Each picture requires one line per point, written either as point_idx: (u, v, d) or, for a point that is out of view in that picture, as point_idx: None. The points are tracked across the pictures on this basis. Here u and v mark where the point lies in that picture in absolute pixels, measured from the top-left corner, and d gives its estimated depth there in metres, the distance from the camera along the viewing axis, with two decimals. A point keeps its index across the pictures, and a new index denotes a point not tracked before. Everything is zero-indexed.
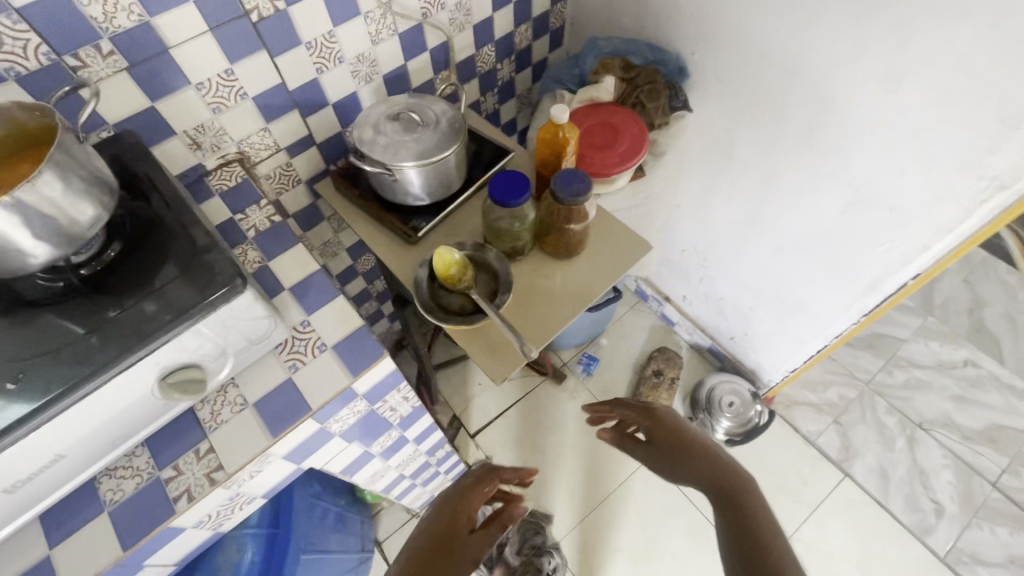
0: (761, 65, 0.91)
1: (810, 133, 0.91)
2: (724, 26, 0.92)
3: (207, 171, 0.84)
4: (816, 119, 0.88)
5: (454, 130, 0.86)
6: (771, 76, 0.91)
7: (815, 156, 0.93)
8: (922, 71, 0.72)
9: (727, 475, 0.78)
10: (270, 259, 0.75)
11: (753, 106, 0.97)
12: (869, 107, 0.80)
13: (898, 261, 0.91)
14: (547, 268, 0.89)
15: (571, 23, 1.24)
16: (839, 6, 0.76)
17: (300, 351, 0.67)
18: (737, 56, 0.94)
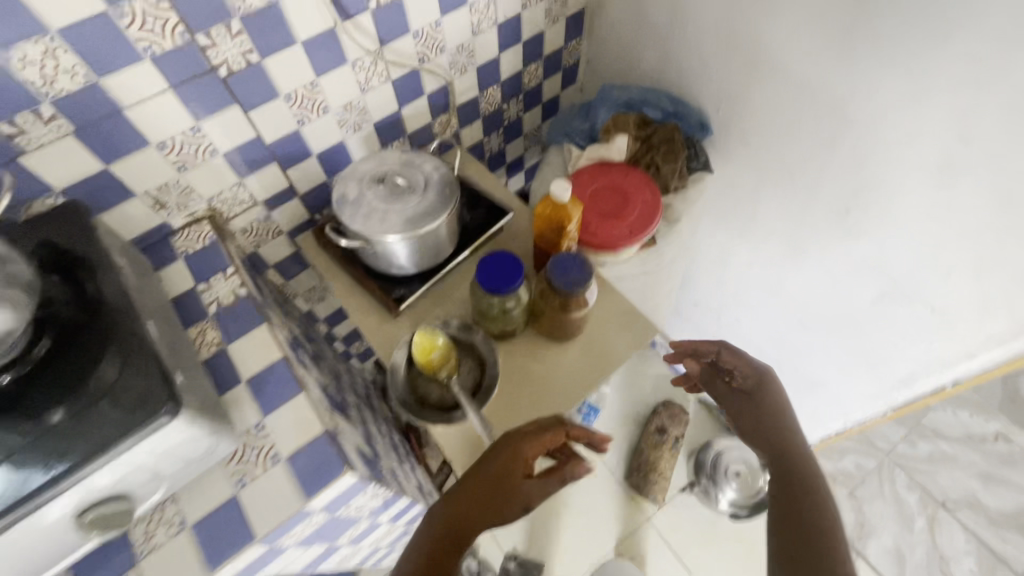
0: (795, 133, 0.81)
1: (845, 213, 0.80)
2: (755, 88, 0.82)
3: (173, 231, 0.77)
4: (861, 202, 0.78)
5: (444, 198, 0.78)
6: (806, 145, 0.80)
7: (849, 239, 0.82)
8: (984, 170, 0.62)
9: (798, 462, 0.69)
10: (230, 342, 0.68)
11: (782, 175, 0.87)
12: (919, 198, 0.70)
13: (937, 361, 0.81)
14: (542, 352, 0.79)
15: (587, 60, 1.14)
16: (893, 84, 0.66)
17: (250, 462, 0.60)
18: (774, 120, 0.83)
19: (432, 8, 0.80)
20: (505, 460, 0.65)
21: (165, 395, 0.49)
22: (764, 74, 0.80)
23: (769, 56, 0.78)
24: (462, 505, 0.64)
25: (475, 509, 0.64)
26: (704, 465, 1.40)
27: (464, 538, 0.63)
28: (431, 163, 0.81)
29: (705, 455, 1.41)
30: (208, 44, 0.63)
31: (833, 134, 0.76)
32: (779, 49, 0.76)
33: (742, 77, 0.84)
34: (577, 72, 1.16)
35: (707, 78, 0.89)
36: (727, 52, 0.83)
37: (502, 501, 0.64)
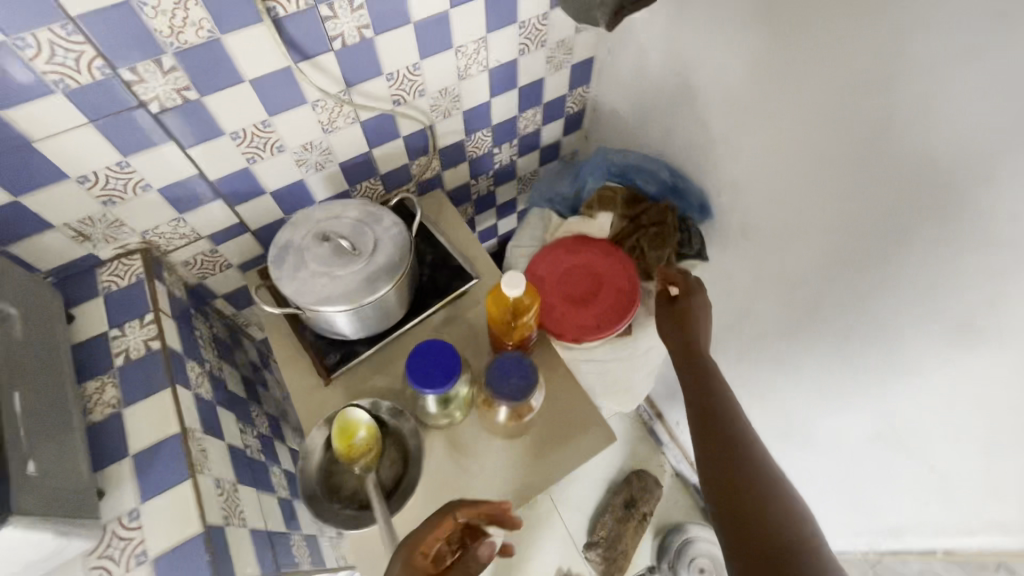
0: (798, 241, 0.69)
1: (845, 339, 0.68)
2: (762, 178, 0.71)
3: (100, 262, 0.71)
4: (870, 338, 0.65)
5: (392, 266, 0.70)
6: (807, 256, 0.69)
7: (848, 368, 0.70)
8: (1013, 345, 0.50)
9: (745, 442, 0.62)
10: (128, 404, 0.62)
11: (779, 280, 0.75)
12: (930, 350, 0.58)
13: (932, 518, 0.72)
14: (478, 448, 0.72)
15: (594, 109, 1.04)
16: (913, 217, 0.54)
17: (113, 558, 0.54)
18: (784, 221, 0.70)
19: (409, 50, 0.72)
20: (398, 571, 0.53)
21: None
22: (781, 168, 0.67)
23: (795, 150, 0.64)
24: None
25: None
26: (668, 550, 1.33)
27: None
28: (387, 223, 0.74)
29: (673, 539, 1.34)
30: (133, 79, 0.56)
31: (850, 253, 0.63)
32: (813, 146, 0.62)
33: (756, 166, 0.71)
34: (582, 119, 1.07)
35: (720, 158, 0.76)
36: (747, 133, 0.70)
37: None
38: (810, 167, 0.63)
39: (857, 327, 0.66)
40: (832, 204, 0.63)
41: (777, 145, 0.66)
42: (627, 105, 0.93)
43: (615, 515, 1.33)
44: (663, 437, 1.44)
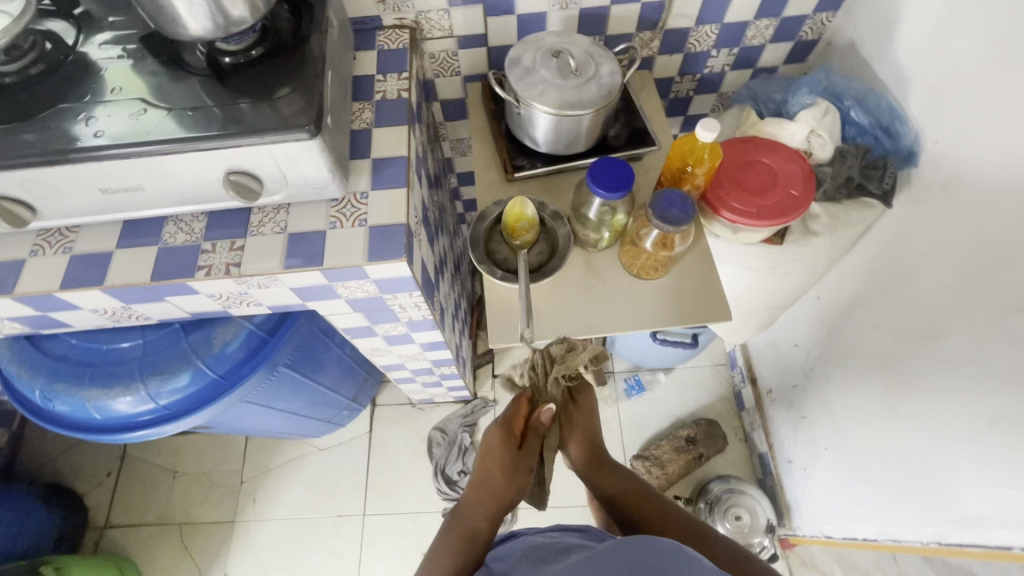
0: (977, 153, 0.73)
1: (978, 257, 0.73)
2: (965, 86, 0.74)
3: (382, 27, 0.90)
4: (1000, 334, 0.69)
5: (600, 95, 0.80)
6: (978, 173, 0.72)
7: (971, 289, 0.74)
8: None
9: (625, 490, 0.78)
10: (376, 126, 0.81)
11: (945, 213, 0.78)
12: None
13: (981, 420, 0.72)
14: (609, 275, 0.82)
15: (828, 43, 1.02)
16: None
17: (344, 215, 0.73)
18: (984, 135, 0.71)
19: None
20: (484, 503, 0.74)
21: (309, 120, 0.62)
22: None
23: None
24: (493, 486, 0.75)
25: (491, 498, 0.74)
26: (708, 492, 1.34)
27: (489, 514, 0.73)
28: (609, 63, 0.83)
29: (715, 486, 1.34)
30: None
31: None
32: None
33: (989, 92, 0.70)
34: (809, 52, 1.06)
35: (974, 113, 0.72)
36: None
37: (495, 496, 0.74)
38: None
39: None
40: None
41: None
42: (872, 37, 0.90)
43: (674, 443, 1.39)
44: (746, 402, 1.45)
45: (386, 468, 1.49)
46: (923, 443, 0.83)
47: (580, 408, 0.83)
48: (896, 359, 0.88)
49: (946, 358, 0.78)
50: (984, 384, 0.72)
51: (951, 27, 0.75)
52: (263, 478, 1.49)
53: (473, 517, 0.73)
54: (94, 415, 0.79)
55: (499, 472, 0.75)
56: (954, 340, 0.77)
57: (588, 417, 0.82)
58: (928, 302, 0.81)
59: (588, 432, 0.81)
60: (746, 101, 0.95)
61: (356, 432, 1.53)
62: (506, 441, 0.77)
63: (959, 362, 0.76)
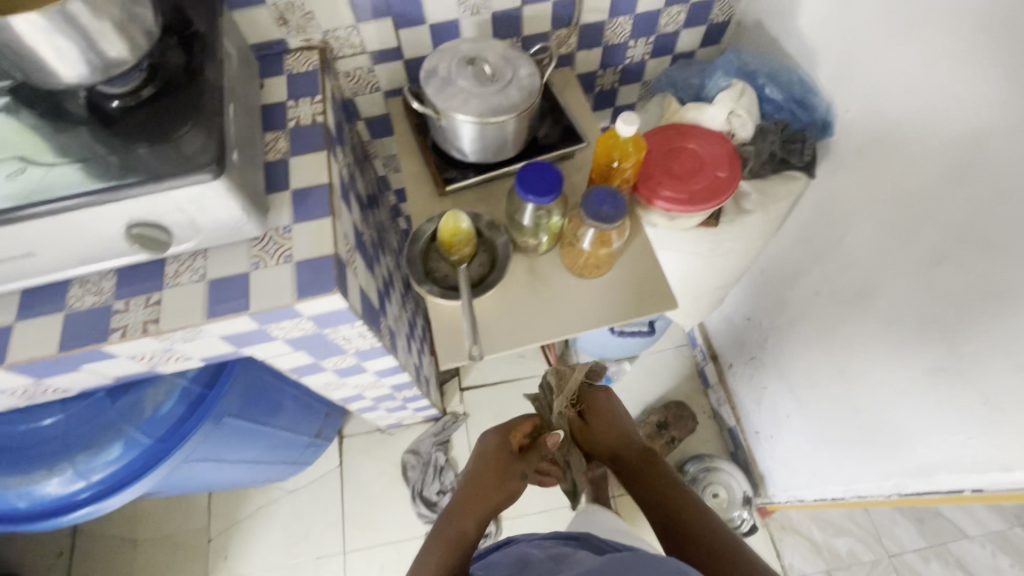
0: (886, 116, 0.75)
1: (898, 217, 0.76)
2: (868, 52, 0.76)
3: (289, 50, 0.86)
4: (928, 288, 0.72)
5: (521, 98, 0.78)
6: (890, 136, 0.75)
7: (897, 248, 0.76)
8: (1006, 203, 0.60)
9: (656, 491, 0.83)
10: (292, 155, 0.77)
11: (865, 177, 0.80)
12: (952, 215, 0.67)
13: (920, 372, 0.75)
14: (554, 279, 0.81)
15: (738, 23, 1.05)
16: (965, 97, 0.63)
17: (268, 253, 0.69)
18: (891, 99, 0.74)
19: None
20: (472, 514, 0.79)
21: (211, 160, 0.58)
22: (946, 103, 0.66)
23: (994, 90, 0.60)
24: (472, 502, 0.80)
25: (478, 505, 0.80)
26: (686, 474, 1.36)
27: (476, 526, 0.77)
28: (525, 65, 0.82)
29: (692, 467, 1.36)
30: None
31: (977, 184, 0.64)
32: (932, 30, 0.66)
33: (888, 58, 0.73)
34: (722, 34, 1.08)
35: (878, 80, 0.75)
36: (924, 76, 0.68)
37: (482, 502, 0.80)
38: (1004, 108, 0.59)
39: (948, 263, 0.69)
40: (962, 122, 0.64)
41: (978, 91, 0.62)
42: (778, 13, 0.92)
43: (646, 430, 1.40)
44: (711, 380, 1.48)
45: (362, 500, 1.44)
46: (874, 399, 0.86)
47: (594, 417, 0.95)
48: (839, 322, 0.91)
49: (882, 315, 0.81)
50: (918, 336, 0.75)
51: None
52: (232, 532, 1.41)
53: (463, 524, 0.77)
54: (17, 504, 0.72)
55: (492, 482, 0.83)
56: (886, 298, 0.80)
57: (608, 419, 0.95)
58: (860, 264, 0.84)
59: (615, 420, 0.95)
60: (666, 89, 0.94)
61: (326, 468, 1.48)
62: (502, 448, 0.87)
63: (892, 318, 0.79)
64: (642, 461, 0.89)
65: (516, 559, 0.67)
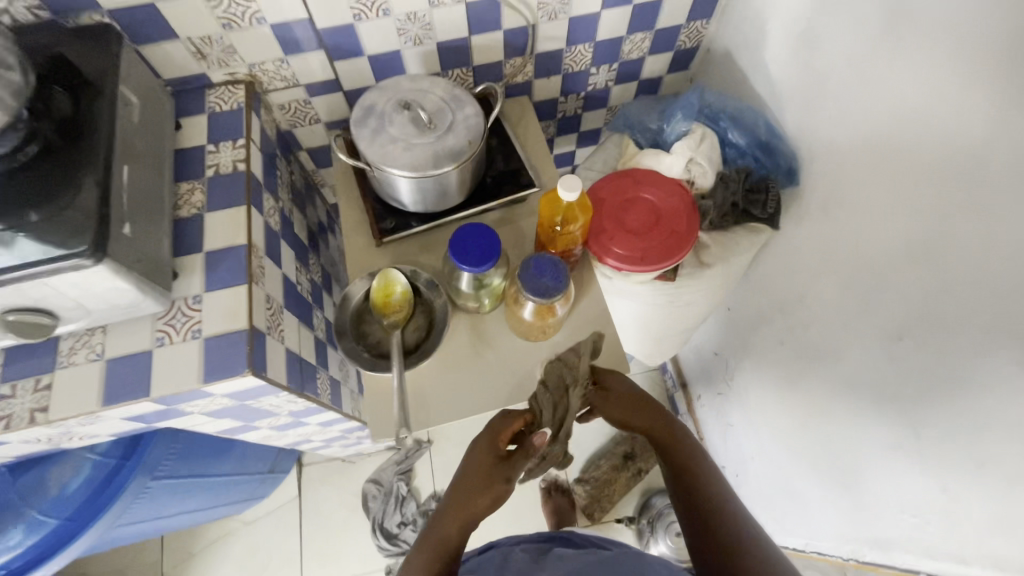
0: (853, 174, 0.70)
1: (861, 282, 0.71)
2: (838, 103, 0.70)
3: (211, 84, 0.78)
4: (891, 362, 0.68)
5: (460, 147, 0.72)
6: (856, 196, 0.70)
7: (860, 313, 0.72)
8: (973, 290, 0.55)
9: (680, 458, 0.65)
10: (208, 210, 0.70)
11: (830, 234, 0.75)
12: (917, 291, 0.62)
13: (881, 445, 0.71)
14: (497, 341, 0.75)
15: (708, 49, 0.98)
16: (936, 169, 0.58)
17: (174, 328, 0.62)
18: (859, 156, 0.68)
19: None
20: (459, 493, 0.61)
21: (87, 242, 0.51)
22: (915, 171, 0.60)
23: (965, 166, 0.55)
24: (466, 479, 0.61)
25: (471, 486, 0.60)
26: (650, 507, 1.34)
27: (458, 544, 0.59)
28: (468, 108, 0.75)
29: (657, 501, 1.34)
30: None
31: (944, 262, 0.59)
32: (905, 90, 0.60)
33: (857, 113, 0.67)
34: (691, 60, 1.01)
35: (847, 133, 0.70)
36: (895, 135, 0.63)
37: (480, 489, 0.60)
38: (976, 186, 0.54)
39: (909, 338, 0.64)
40: (932, 195, 0.59)
41: (949, 162, 0.57)
42: (747, 47, 0.86)
43: (612, 461, 1.37)
44: (680, 407, 1.44)
45: (321, 531, 1.40)
46: (834, 461, 0.82)
47: (609, 398, 0.68)
48: (802, 377, 0.87)
49: (844, 380, 0.77)
50: (879, 409, 0.71)
51: (818, 43, 0.72)
52: (185, 565, 1.37)
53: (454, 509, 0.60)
54: None
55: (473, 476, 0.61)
56: (848, 362, 0.75)
57: (625, 405, 0.68)
58: (823, 322, 0.79)
59: (644, 414, 0.68)
60: (623, 131, 0.92)
61: (285, 498, 1.43)
62: (488, 448, 0.63)
63: (854, 384, 0.75)
64: (669, 438, 0.67)
65: (500, 558, 0.69)
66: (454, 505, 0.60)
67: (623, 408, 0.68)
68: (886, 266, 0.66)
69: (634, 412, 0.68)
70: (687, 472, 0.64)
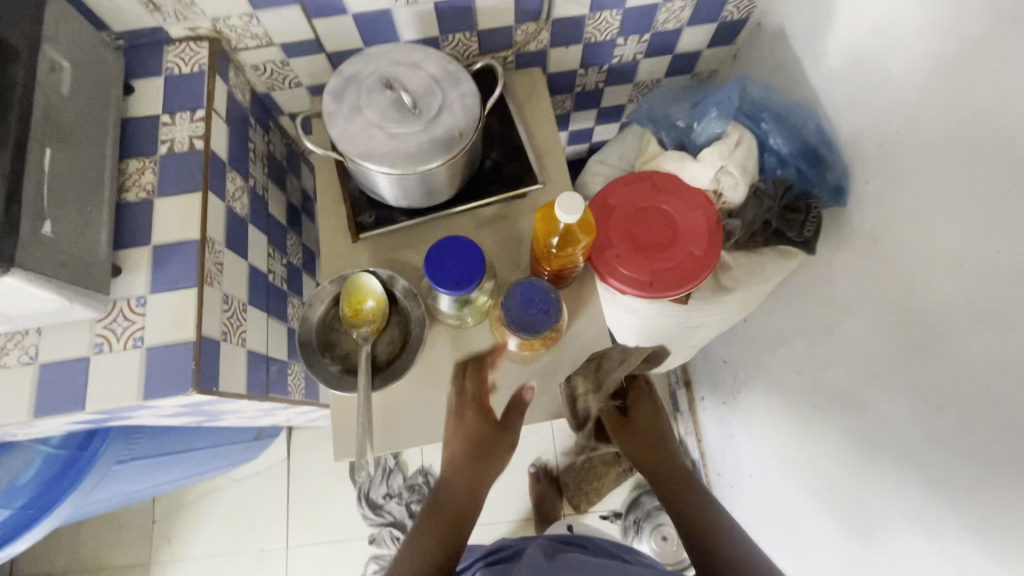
0: (915, 206, 0.58)
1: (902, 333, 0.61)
2: (913, 117, 0.57)
3: (170, 40, 0.67)
4: (926, 431, 0.58)
5: (450, 140, 0.61)
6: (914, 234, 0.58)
7: (896, 367, 0.62)
8: None
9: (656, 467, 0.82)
10: (159, 196, 0.61)
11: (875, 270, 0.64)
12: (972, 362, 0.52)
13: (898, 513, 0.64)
14: (480, 361, 0.68)
15: (758, 23, 0.82)
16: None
17: (114, 333, 0.56)
18: (928, 187, 0.56)
19: None
20: (460, 469, 0.72)
21: None
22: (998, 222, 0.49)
23: None
24: (460, 473, 0.72)
25: (458, 465, 0.72)
26: (639, 506, 1.30)
27: (449, 516, 0.71)
28: (462, 90, 0.63)
29: (647, 500, 1.30)
30: None
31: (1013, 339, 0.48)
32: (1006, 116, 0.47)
33: (935, 134, 0.55)
34: (737, 33, 0.85)
35: (916, 157, 0.57)
36: (976, 170, 0.50)
37: (464, 446, 0.70)
38: None
39: (950, 411, 0.55)
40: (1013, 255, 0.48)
41: None
42: (809, 27, 0.71)
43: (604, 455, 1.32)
44: (681, 405, 1.38)
45: (307, 495, 1.41)
46: (839, 509, 0.76)
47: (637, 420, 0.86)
48: (816, 415, 0.79)
49: (864, 432, 0.68)
50: (900, 475, 0.63)
51: (898, 37, 0.57)
52: (176, 515, 1.40)
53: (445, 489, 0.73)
54: None
55: (462, 454, 0.71)
56: (872, 416, 0.67)
57: (646, 428, 0.86)
58: (851, 366, 0.70)
59: (656, 454, 0.83)
60: (646, 125, 0.83)
61: (273, 459, 1.43)
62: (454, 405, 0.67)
63: (875, 441, 0.66)
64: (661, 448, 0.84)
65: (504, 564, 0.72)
66: (453, 477, 0.73)
67: (630, 438, 0.85)
68: (938, 324, 0.56)
69: (647, 461, 0.83)
70: (672, 487, 0.78)
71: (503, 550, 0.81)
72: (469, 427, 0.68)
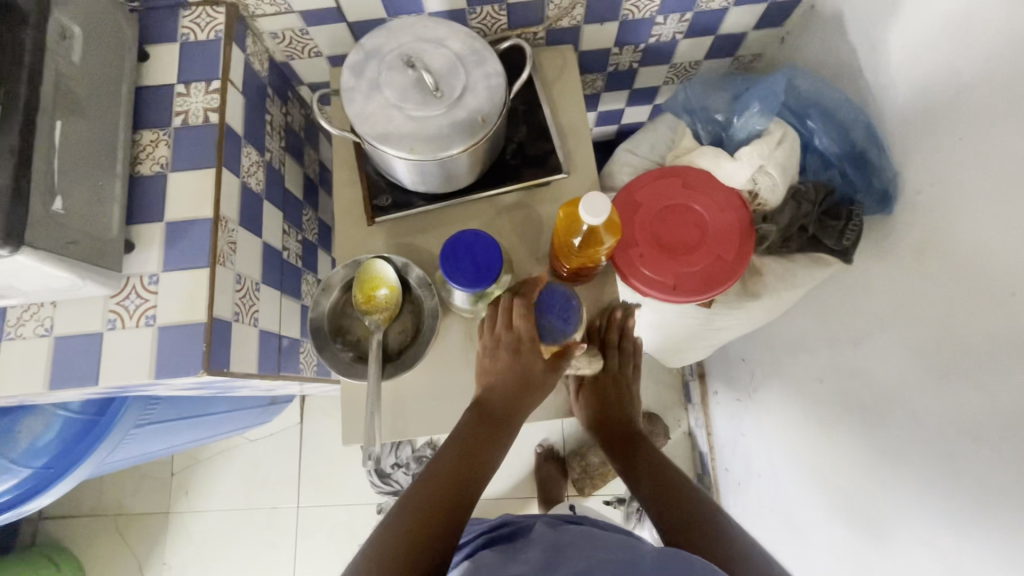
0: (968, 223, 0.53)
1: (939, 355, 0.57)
2: (979, 124, 0.52)
3: (186, 4, 0.64)
4: (953, 459, 0.56)
5: (472, 125, 0.57)
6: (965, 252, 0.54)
7: (927, 389, 0.59)
8: None
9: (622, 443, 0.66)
10: (172, 170, 0.60)
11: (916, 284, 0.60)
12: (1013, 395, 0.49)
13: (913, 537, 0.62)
14: None
15: (813, 5, 0.75)
16: None
17: (127, 310, 0.56)
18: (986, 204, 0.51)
19: None
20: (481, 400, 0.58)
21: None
22: None
23: None
24: (501, 386, 0.58)
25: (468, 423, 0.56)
26: None
27: (502, 414, 0.57)
28: (487, 71, 0.59)
29: None
30: None
31: None
32: None
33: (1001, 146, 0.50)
34: (787, 15, 0.79)
35: (975, 169, 0.52)
36: None
37: (499, 376, 0.57)
38: None
39: (984, 441, 0.53)
40: None
41: None
42: (871, 14, 0.64)
43: None
44: (693, 397, 1.36)
45: (318, 459, 1.44)
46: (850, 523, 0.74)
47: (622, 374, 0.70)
48: (835, 426, 0.76)
49: (886, 452, 0.66)
50: (920, 500, 0.61)
51: (971, 32, 0.52)
52: (193, 469, 1.45)
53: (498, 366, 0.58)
54: None
55: (502, 380, 0.58)
56: (895, 436, 0.64)
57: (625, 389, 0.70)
58: (878, 381, 0.67)
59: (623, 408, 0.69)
60: (681, 116, 0.79)
61: (287, 423, 1.46)
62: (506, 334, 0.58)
63: (896, 462, 0.64)
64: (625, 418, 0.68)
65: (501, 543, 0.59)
66: (464, 436, 0.55)
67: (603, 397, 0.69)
68: (980, 351, 0.52)
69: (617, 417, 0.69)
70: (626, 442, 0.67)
71: (508, 526, 0.67)
72: (509, 360, 0.57)
